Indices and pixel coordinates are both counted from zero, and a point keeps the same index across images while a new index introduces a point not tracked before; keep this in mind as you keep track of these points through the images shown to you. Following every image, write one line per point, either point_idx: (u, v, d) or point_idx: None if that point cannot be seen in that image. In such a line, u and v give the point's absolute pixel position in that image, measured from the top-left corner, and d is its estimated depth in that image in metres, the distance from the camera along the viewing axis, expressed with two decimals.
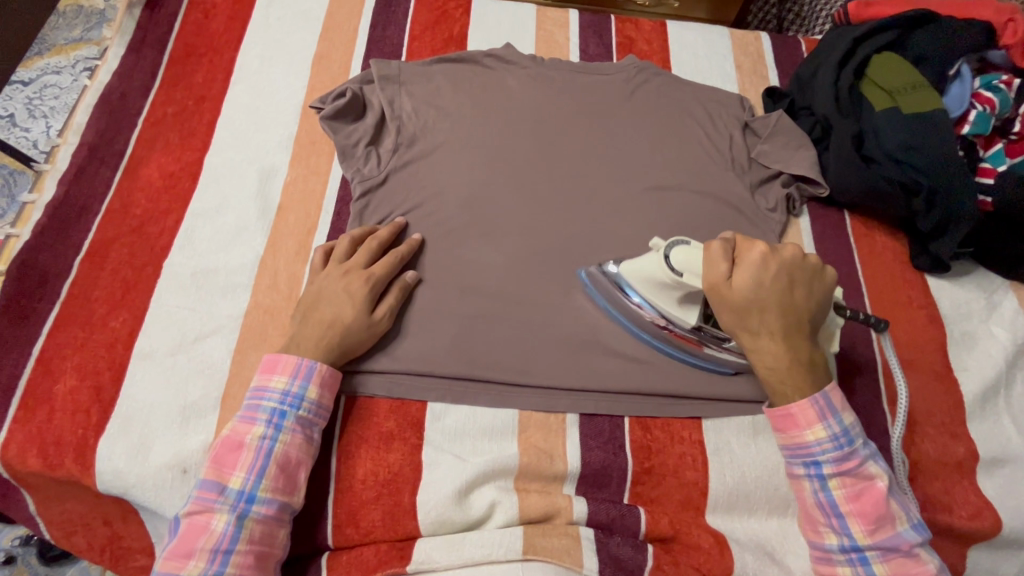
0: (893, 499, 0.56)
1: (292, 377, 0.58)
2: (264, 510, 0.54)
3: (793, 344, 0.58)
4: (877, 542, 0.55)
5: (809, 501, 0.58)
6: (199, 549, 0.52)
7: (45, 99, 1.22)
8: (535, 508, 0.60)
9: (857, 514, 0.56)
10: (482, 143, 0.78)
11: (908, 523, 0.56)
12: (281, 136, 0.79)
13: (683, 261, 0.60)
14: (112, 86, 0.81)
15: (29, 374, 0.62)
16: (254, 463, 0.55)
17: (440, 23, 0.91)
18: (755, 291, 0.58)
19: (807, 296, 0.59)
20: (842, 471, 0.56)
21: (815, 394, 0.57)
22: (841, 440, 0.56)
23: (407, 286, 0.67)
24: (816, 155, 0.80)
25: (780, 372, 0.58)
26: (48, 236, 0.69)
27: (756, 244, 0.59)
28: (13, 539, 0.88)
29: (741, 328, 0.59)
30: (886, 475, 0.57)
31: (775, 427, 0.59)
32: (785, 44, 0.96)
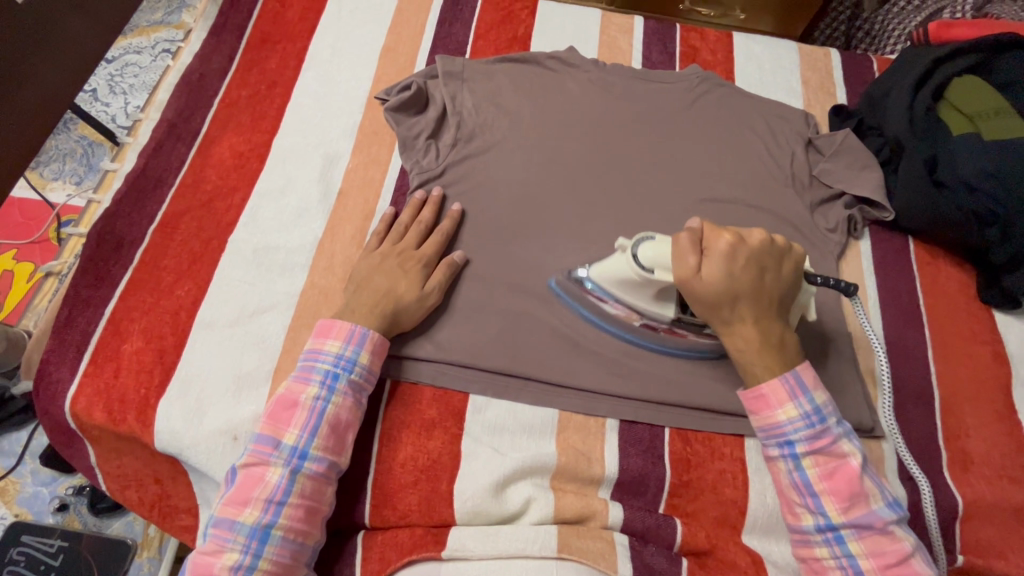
0: (866, 477, 0.55)
1: (346, 342, 0.60)
2: (315, 467, 0.56)
3: (766, 326, 0.58)
4: (852, 520, 0.53)
5: (784, 482, 0.56)
6: (255, 498, 0.54)
7: (125, 77, 1.29)
8: (571, 508, 0.60)
9: (831, 492, 0.54)
10: (540, 143, 0.78)
11: (882, 499, 0.54)
12: (346, 124, 0.81)
13: (652, 258, 0.60)
14: (192, 68, 0.85)
15: (99, 333, 0.66)
16: (307, 422, 0.57)
17: (505, 23, 0.93)
18: (725, 283, 0.57)
19: (776, 280, 0.59)
20: (815, 450, 0.55)
21: (785, 371, 0.57)
22: (812, 417, 0.55)
23: (455, 266, 0.68)
24: (882, 177, 0.78)
25: (752, 357, 0.58)
26: (126, 205, 0.73)
27: (722, 234, 0.59)
28: (67, 488, 0.94)
29: (714, 318, 0.59)
30: (858, 452, 0.55)
31: (748, 409, 0.58)
32: (857, 63, 0.93)
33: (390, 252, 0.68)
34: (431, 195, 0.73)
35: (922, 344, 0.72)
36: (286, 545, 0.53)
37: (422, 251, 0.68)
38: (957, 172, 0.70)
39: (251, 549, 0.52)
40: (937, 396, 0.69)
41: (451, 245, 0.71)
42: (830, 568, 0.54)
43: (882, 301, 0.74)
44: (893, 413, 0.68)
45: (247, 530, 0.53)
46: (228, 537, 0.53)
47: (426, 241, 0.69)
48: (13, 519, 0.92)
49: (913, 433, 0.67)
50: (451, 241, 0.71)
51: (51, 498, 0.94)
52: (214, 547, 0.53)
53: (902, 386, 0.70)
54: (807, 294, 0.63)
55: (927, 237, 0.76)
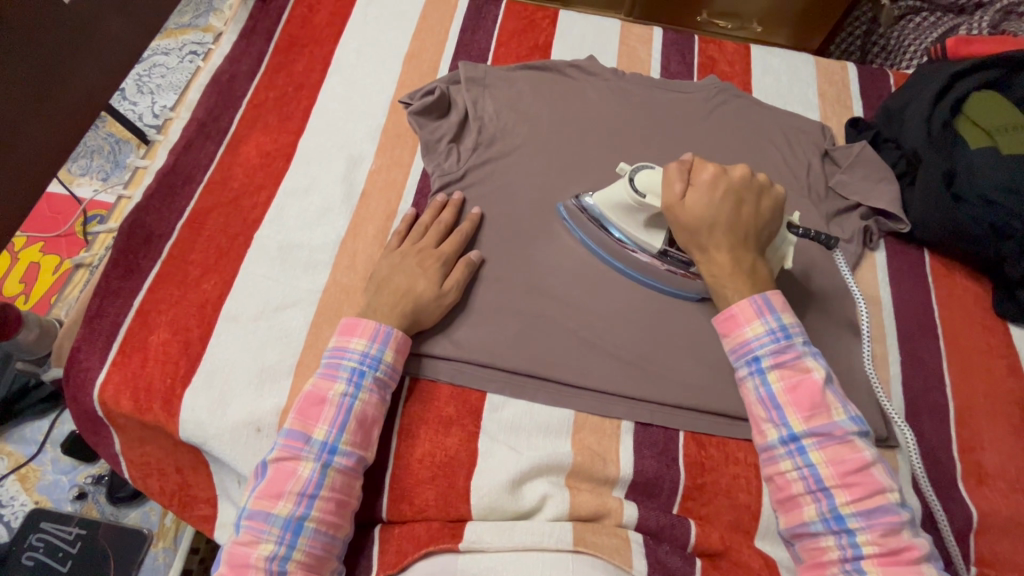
0: (829, 391, 0.56)
1: (371, 340, 0.61)
2: (345, 462, 0.57)
3: (739, 255, 0.62)
4: (813, 430, 0.54)
5: (752, 399, 0.58)
6: (288, 492, 0.55)
7: (153, 77, 1.33)
8: (586, 506, 0.61)
9: (792, 403, 0.55)
10: (560, 149, 0.80)
11: (844, 413, 0.55)
12: (370, 126, 0.83)
13: (646, 181, 0.66)
14: (223, 69, 0.87)
15: (128, 323, 0.67)
16: (336, 418, 0.58)
17: (527, 32, 0.95)
18: (705, 208, 0.62)
19: (754, 213, 0.63)
20: (780, 363, 0.57)
21: (753, 294, 0.60)
22: (778, 333, 0.58)
23: (472, 265, 0.69)
24: (899, 189, 0.78)
25: (723, 279, 0.61)
26: (156, 200, 0.75)
27: (707, 166, 0.64)
28: (86, 477, 0.96)
29: (692, 244, 0.64)
30: (823, 368, 0.57)
31: (721, 331, 0.61)
32: (873, 77, 0.94)
33: (409, 251, 0.69)
34: (452, 198, 0.74)
35: (937, 355, 0.72)
36: (319, 537, 0.54)
37: (441, 249, 0.69)
38: (976, 183, 0.71)
39: (285, 540, 0.53)
40: (952, 408, 0.69)
41: (469, 244, 0.73)
42: (792, 481, 0.54)
43: (896, 311, 0.75)
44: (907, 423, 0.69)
45: (281, 522, 0.54)
46: (262, 529, 0.54)
47: (444, 241, 0.71)
48: (33, 505, 0.94)
49: (927, 444, 0.67)
50: (470, 242, 0.73)
51: (70, 486, 0.96)
52: (248, 539, 0.54)
53: (916, 397, 0.70)
54: (785, 242, 0.67)
55: (943, 250, 0.77)
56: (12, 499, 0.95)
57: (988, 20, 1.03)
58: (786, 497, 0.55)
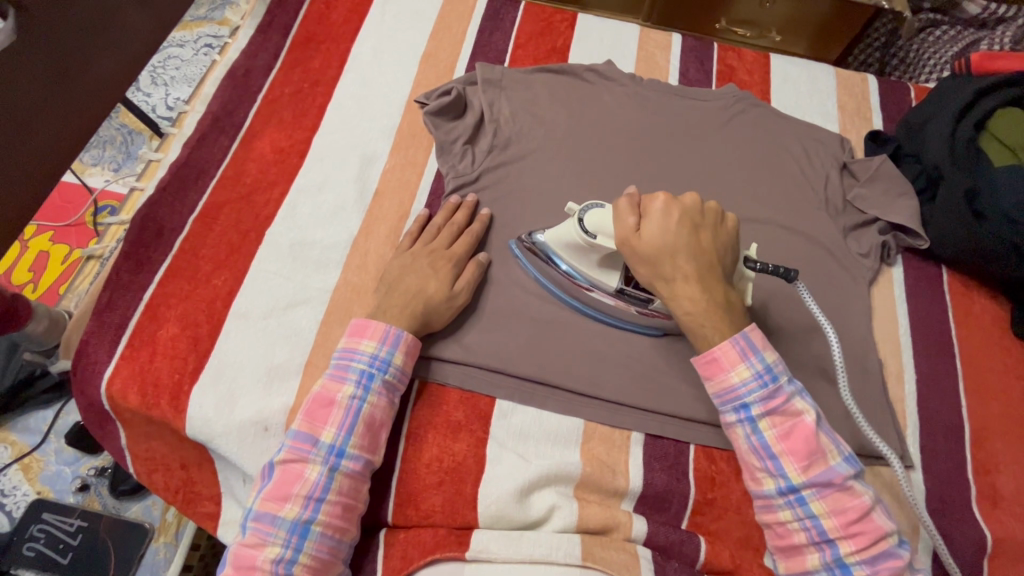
0: (822, 433, 0.55)
1: (381, 343, 0.61)
2: (351, 465, 0.56)
3: (708, 285, 0.58)
4: (811, 480, 0.53)
5: (743, 447, 0.56)
6: (295, 495, 0.54)
7: (167, 69, 1.33)
8: (594, 518, 0.60)
9: (788, 453, 0.54)
10: (577, 154, 0.79)
11: (839, 455, 0.54)
12: (385, 125, 0.82)
13: (597, 223, 0.62)
14: (239, 63, 0.87)
15: (137, 317, 0.67)
16: (344, 421, 0.57)
17: (544, 35, 0.94)
18: (663, 239, 0.58)
19: (713, 239, 0.60)
20: (769, 411, 0.55)
21: (733, 335, 0.57)
22: (764, 376, 0.55)
23: (482, 266, 0.69)
24: (919, 206, 0.77)
25: (697, 313, 0.58)
26: (169, 194, 0.75)
27: (657, 195, 0.61)
28: (89, 469, 0.96)
29: (656, 277, 0.59)
30: (812, 410, 0.55)
31: (702, 375, 0.58)
32: (894, 90, 0.93)
33: (421, 252, 0.68)
34: (465, 200, 0.73)
35: (953, 375, 0.71)
36: (324, 542, 0.54)
37: (453, 250, 0.68)
38: (998, 204, 0.69)
39: (291, 543, 0.53)
40: (968, 429, 0.68)
41: (479, 246, 0.72)
42: (794, 531, 0.54)
43: (913, 328, 0.74)
44: (922, 443, 0.67)
45: (287, 525, 0.53)
46: (269, 532, 0.53)
47: (455, 241, 0.70)
48: (35, 496, 0.94)
49: (942, 465, 0.66)
50: (480, 244, 0.72)
51: (73, 478, 0.95)
52: (255, 541, 0.53)
53: (932, 417, 0.69)
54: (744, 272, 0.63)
55: (962, 268, 0.76)
56: (15, 489, 0.95)
57: (1010, 36, 1.06)
58: (787, 545, 0.54)
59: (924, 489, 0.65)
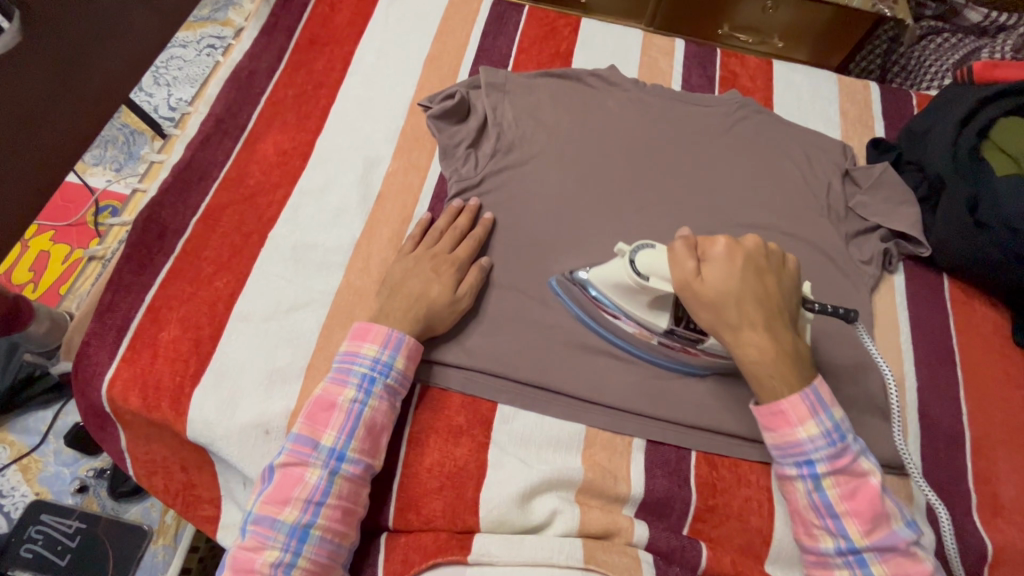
0: (887, 497, 0.55)
1: (383, 346, 0.61)
2: (352, 469, 0.56)
3: (775, 332, 0.58)
4: (874, 543, 0.53)
5: (802, 502, 0.56)
6: (294, 498, 0.54)
7: (169, 69, 1.33)
8: (596, 523, 0.60)
9: (852, 514, 0.54)
10: (579, 159, 0.79)
11: (902, 520, 0.54)
12: (388, 128, 0.82)
13: (649, 264, 0.60)
14: (243, 65, 0.87)
15: (139, 319, 0.67)
16: (344, 425, 0.57)
17: (547, 39, 0.94)
18: (729, 285, 0.58)
19: (778, 284, 0.60)
20: (836, 469, 0.55)
21: (802, 386, 0.57)
22: (832, 435, 0.55)
23: (484, 270, 0.69)
24: (920, 214, 0.78)
25: (766, 362, 0.57)
26: (172, 195, 0.75)
27: (717, 239, 0.60)
28: (88, 470, 0.96)
29: (721, 324, 0.58)
30: (878, 471, 0.56)
31: (764, 425, 0.58)
32: (895, 97, 0.93)
33: (423, 256, 0.68)
34: (468, 204, 0.73)
35: (954, 383, 0.71)
36: (324, 545, 0.54)
37: (455, 254, 0.68)
38: (999, 211, 0.69)
39: (290, 547, 0.53)
40: (969, 437, 0.68)
41: (482, 250, 0.72)
42: None
43: (914, 336, 0.74)
44: (923, 451, 0.67)
45: (287, 529, 0.53)
46: (269, 535, 0.53)
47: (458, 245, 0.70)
48: (34, 496, 0.94)
49: (943, 474, 0.66)
50: (482, 248, 0.72)
51: (72, 479, 0.95)
52: (254, 544, 0.53)
53: (933, 425, 0.69)
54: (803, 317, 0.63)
55: (964, 276, 0.76)
56: (13, 489, 0.94)
57: (1010, 44, 1.08)
58: None
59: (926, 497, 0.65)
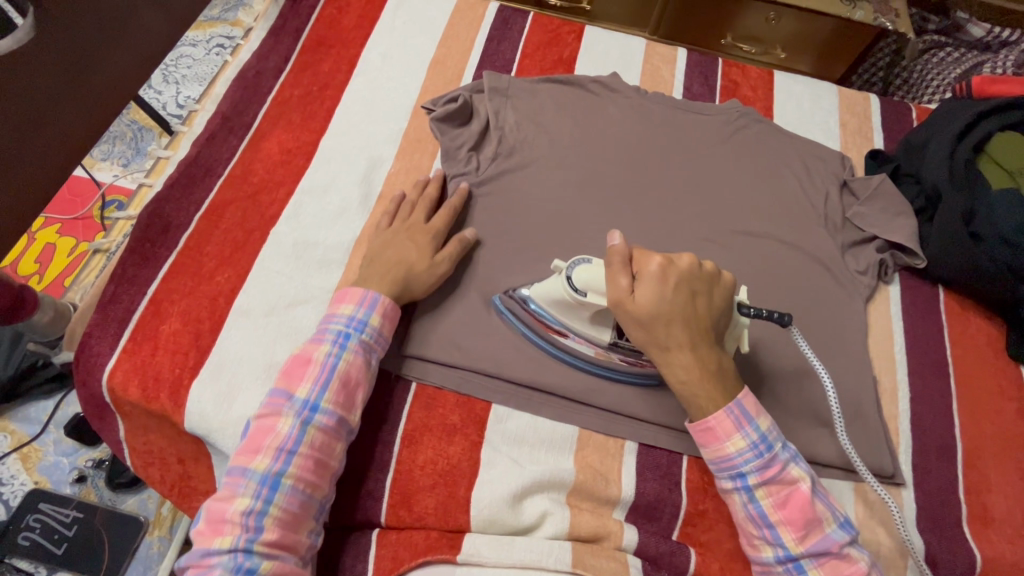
0: (817, 500, 0.56)
1: (358, 305, 0.63)
2: (325, 421, 0.57)
3: (702, 354, 0.57)
4: (809, 549, 0.54)
5: (741, 515, 0.57)
6: (266, 447, 0.55)
7: (179, 68, 1.34)
8: (586, 526, 0.60)
9: (786, 522, 0.55)
10: (579, 164, 0.80)
11: (835, 521, 0.55)
12: (391, 130, 0.84)
13: (585, 280, 0.60)
14: (250, 65, 0.88)
15: (141, 311, 0.68)
16: (320, 376, 0.58)
17: (551, 45, 0.95)
18: (660, 307, 0.57)
19: (709, 305, 0.58)
20: (766, 480, 0.55)
21: (728, 404, 0.57)
22: (759, 446, 0.56)
23: (466, 242, 0.70)
24: (917, 225, 0.78)
25: (693, 383, 0.57)
26: (177, 190, 0.76)
27: (652, 257, 0.59)
28: (87, 460, 0.97)
29: (651, 344, 0.58)
30: (807, 475, 0.56)
31: (699, 442, 0.58)
32: (896, 109, 0.94)
33: (402, 227, 0.70)
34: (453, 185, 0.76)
35: (947, 394, 0.71)
36: (295, 495, 0.54)
37: (434, 224, 0.70)
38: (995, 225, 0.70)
39: (262, 496, 0.53)
40: (961, 449, 0.68)
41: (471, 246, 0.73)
42: None
43: (908, 347, 0.74)
44: (914, 460, 0.68)
45: (258, 478, 0.54)
46: (239, 484, 0.54)
47: (433, 217, 0.72)
48: (33, 485, 0.95)
49: (934, 485, 0.67)
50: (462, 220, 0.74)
51: (70, 469, 0.96)
52: (227, 494, 0.54)
53: (925, 436, 0.69)
54: (738, 325, 0.62)
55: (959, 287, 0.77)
56: (12, 478, 0.95)
57: (1012, 59, 1.11)
58: None
59: (916, 507, 0.65)
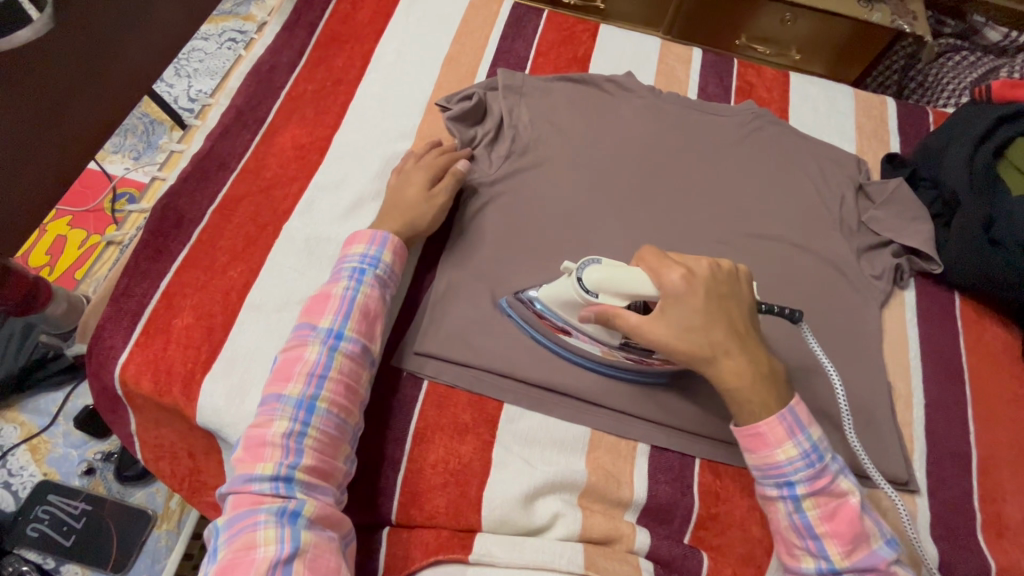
0: (865, 516, 0.55)
1: (369, 244, 0.66)
2: (350, 347, 0.60)
3: (751, 357, 0.57)
4: (854, 564, 0.53)
5: (784, 524, 0.56)
6: (297, 373, 0.57)
7: (190, 62, 1.34)
8: (598, 528, 0.60)
9: (833, 535, 0.54)
10: (594, 164, 0.80)
11: (881, 539, 0.55)
12: (405, 127, 0.83)
13: (597, 281, 0.59)
14: (264, 59, 0.88)
15: (153, 305, 0.68)
16: (340, 308, 0.61)
17: (566, 44, 0.95)
18: (698, 318, 0.57)
19: (740, 307, 0.59)
20: (815, 490, 0.55)
21: (782, 410, 0.56)
22: (811, 456, 0.55)
23: (460, 173, 0.74)
24: (934, 230, 0.77)
25: (748, 389, 0.56)
26: (190, 184, 0.76)
27: (673, 268, 0.58)
28: (95, 453, 0.97)
29: (698, 358, 0.57)
30: (856, 491, 0.56)
31: (746, 448, 0.57)
32: (912, 113, 0.93)
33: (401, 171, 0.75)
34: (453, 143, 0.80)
35: (962, 401, 0.71)
36: (331, 418, 0.56)
37: (429, 163, 0.74)
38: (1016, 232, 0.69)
39: (299, 418, 0.55)
40: (976, 457, 0.68)
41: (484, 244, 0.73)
42: None
43: (923, 352, 0.74)
44: (929, 467, 0.67)
45: (294, 402, 0.56)
46: (276, 409, 0.56)
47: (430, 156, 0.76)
48: (41, 477, 0.95)
49: (949, 492, 0.66)
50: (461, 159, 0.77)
51: (79, 462, 0.96)
52: (264, 420, 0.55)
53: (940, 443, 0.68)
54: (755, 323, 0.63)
55: (975, 293, 0.76)
56: (21, 469, 0.95)
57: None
58: None
59: (930, 515, 0.65)
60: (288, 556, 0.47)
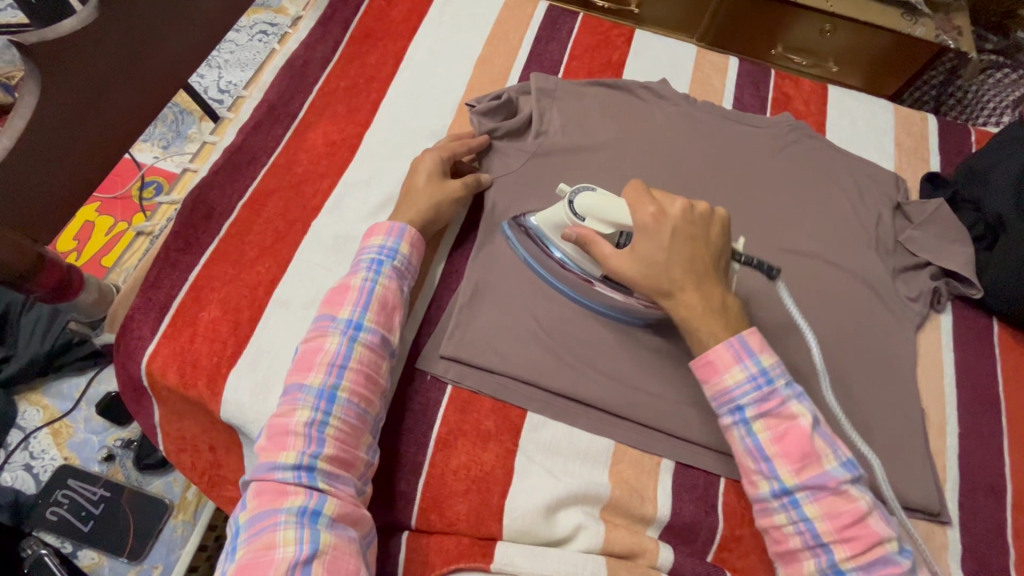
0: (817, 436, 0.53)
1: (387, 235, 0.65)
2: (370, 338, 0.59)
3: (706, 292, 0.57)
4: (805, 483, 0.52)
5: (740, 449, 0.55)
6: (318, 363, 0.57)
7: (221, 52, 1.35)
8: (621, 543, 0.59)
9: (783, 456, 0.53)
10: (626, 172, 0.79)
11: (835, 459, 0.53)
12: (436, 126, 0.83)
13: (587, 206, 0.63)
14: (298, 54, 0.88)
15: (181, 297, 0.68)
16: (359, 298, 0.61)
17: (601, 48, 0.94)
18: (656, 253, 0.58)
19: (708, 246, 0.59)
20: (764, 412, 0.54)
21: (730, 338, 0.56)
22: (758, 379, 0.54)
23: (481, 182, 0.74)
24: (974, 253, 0.75)
25: (697, 321, 0.57)
26: (221, 177, 0.76)
27: (647, 206, 0.60)
28: (115, 439, 0.97)
29: (654, 289, 0.58)
30: (808, 411, 0.54)
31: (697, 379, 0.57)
32: (954, 131, 0.91)
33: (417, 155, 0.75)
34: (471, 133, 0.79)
35: (998, 431, 0.69)
36: (352, 407, 0.56)
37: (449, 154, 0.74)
38: None
39: (320, 408, 0.55)
40: (1010, 489, 0.66)
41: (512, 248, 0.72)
42: (790, 535, 0.53)
43: (959, 379, 0.72)
44: (961, 498, 0.65)
45: (315, 392, 0.55)
46: (298, 398, 0.55)
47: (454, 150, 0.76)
48: (62, 461, 0.96)
49: (981, 525, 0.64)
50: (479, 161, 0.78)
51: (100, 447, 0.97)
52: (287, 410, 0.55)
53: (973, 473, 0.67)
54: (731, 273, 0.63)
55: (1016, 321, 0.74)
56: (43, 453, 0.96)
57: None
58: (785, 550, 0.53)
59: (962, 547, 0.63)
60: (308, 557, 0.47)
